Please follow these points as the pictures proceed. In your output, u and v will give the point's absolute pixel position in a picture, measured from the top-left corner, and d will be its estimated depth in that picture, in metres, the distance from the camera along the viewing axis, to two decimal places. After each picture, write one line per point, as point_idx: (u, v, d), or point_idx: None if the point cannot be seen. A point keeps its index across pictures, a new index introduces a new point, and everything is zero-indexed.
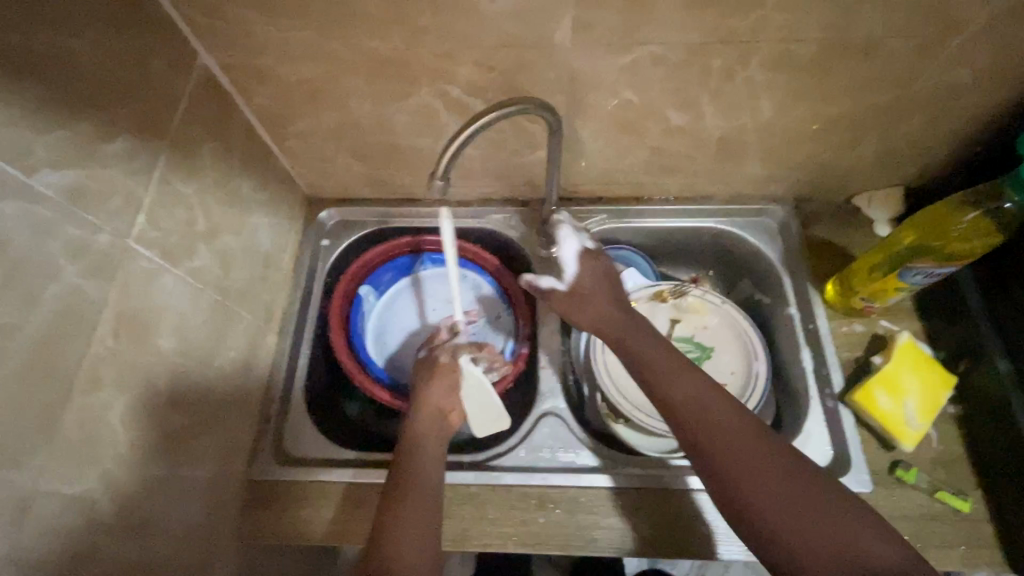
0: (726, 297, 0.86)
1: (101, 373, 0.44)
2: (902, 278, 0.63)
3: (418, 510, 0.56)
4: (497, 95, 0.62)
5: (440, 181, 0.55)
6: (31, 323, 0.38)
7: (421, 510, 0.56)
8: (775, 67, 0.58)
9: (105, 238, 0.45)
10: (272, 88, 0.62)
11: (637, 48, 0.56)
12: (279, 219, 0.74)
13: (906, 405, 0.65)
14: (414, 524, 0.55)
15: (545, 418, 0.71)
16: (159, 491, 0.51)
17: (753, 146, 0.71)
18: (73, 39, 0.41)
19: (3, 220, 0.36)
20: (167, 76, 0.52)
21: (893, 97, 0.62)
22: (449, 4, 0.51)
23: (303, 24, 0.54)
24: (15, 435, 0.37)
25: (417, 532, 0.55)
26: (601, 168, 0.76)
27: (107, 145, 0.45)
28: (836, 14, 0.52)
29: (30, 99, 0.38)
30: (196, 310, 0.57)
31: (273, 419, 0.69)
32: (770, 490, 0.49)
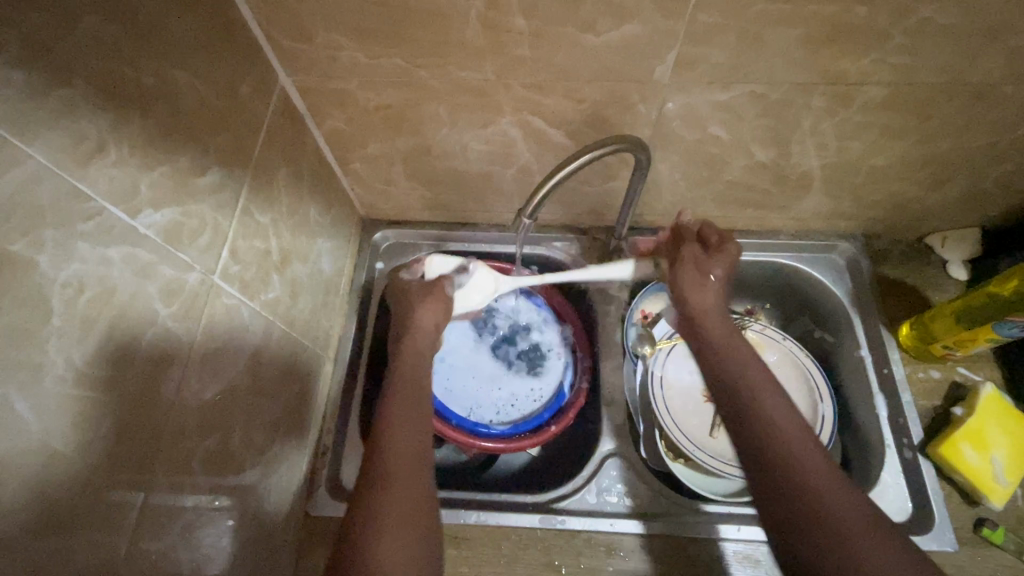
0: (786, 333, 0.83)
1: (185, 418, 0.42)
2: (996, 329, 0.62)
3: (414, 472, 0.42)
4: (582, 128, 0.59)
5: (528, 220, 0.56)
6: (128, 373, 0.36)
7: (419, 473, 0.43)
8: (877, 108, 0.55)
9: (195, 276, 0.42)
10: (348, 112, 0.60)
11: (738, 86, 0.53)
12: (337, 242, 0.72)
13: (993, 460, 0.62)
14: (410, 488, 0.41)
15: (610, 459, 0.68)
16: (227, 535, 0.49)
17: (836, 183, 0.68)
18: (175, 69, 0.39)
19: (109, 266, 0.34)
20: (252, 101, 0.50)
21: (991, 141, 0.60)
22: (553, 38, 0.49)
23: (393, 52, 0.51)
24: (110, 492, 0.35)
25: (414, 494, 0.41)
26: (670, 200, 0.74)
27: (200, 178, 0.43)
28: (953, 60, 0.50)
29: (136, 135, 0.36)
30: (265, 342, 0.54)
31: (328, 452, 0.66)
32: (809, 458, 0.43)
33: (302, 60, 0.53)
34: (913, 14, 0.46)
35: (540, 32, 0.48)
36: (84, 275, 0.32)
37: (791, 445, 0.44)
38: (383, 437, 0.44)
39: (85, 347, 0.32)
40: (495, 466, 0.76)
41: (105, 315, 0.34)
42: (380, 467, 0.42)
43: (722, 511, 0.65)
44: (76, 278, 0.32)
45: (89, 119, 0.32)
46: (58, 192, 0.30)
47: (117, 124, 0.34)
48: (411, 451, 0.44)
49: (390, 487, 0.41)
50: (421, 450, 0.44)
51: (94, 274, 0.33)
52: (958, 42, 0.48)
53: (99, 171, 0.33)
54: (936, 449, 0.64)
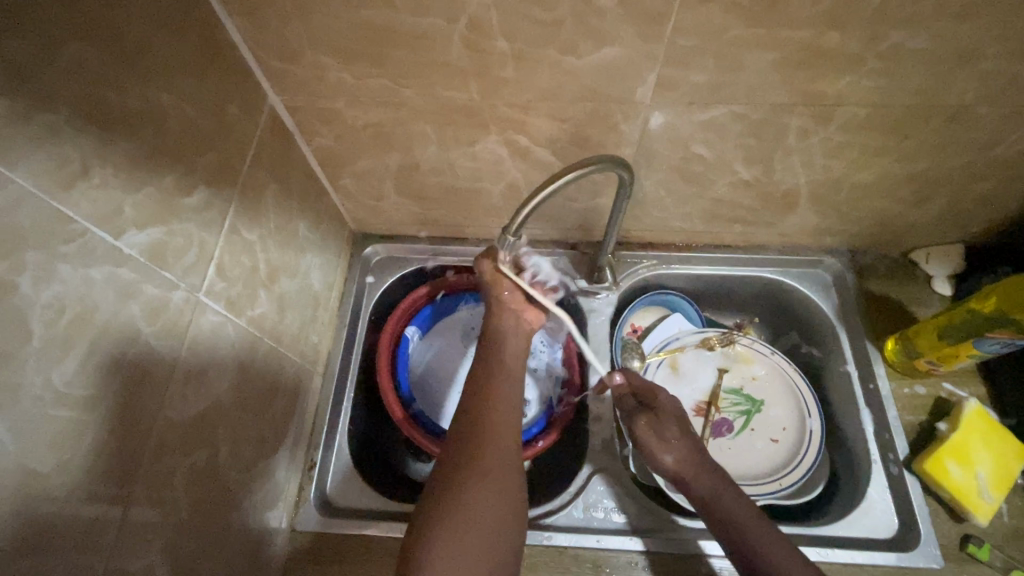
0: (774, 347, 0.84)
1: (169, 435, 0.43)
2: (976, 344, 0.63)
3: (504, 439, 0.50)
4: (567, 146, 0.60)
5: (512, 238, 0.56)
6: (110, 392, 0.36)
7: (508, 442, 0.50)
8: (855, 128, 0.56)
9: (180, 294, 0.43)
10: (336, 130, 0.60)
11: (719, 106, 0.54)
12: (327, 256, 0.72)
13: (977, 476, 0.62)
14: (501, 453, 0.48)
15: (597, 474, 0.68)
16: (210, 553, 0.49)
17: (819, 200, 0.69)
18: (161, 92, 0.40)
19: (92, 286, 0.35)
20: (240, 121, 0.51)
21: (969, 160, 0.61)
22: (536, 60, 0.50)
23: (379, 73, 0.52)
24: (90, 511, 0.35)
25: (504, 460, 0.48)
26: (658, 216, 0.74)
27: (186, 197, 0.43)
28: (927, 83, 0.51)
29: (121, 157, 0.36)
30: (252, 358, 0.55)
31: (316, 467, 0.66)
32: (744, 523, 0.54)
33: (290, 81, 0.54)
34: (886, 39, 0.47)
35: (523, 55, 0.50)
36: (64, 295, 0.33)
37: (761, 540, 0.53)
38: (479, 409, 0.52)
39: (63, 366, 0.33)
40: None
41: (85, 335, 0.34)
42: (476, 431, 0.50)
43: (705, 527, 0.65)
44: (55, 299, 0.32)
45: (72, 143, 0.33)
46: (38, 213, 0.31)
47: (101, 148, 0.35)
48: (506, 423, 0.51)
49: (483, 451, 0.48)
50: (512, 422, 0.52)
51: (75, 294, 0.33)
52: (931, 66, 0.49)
53: (82, 193, 0.34)
54: (922, 464, 0.64)
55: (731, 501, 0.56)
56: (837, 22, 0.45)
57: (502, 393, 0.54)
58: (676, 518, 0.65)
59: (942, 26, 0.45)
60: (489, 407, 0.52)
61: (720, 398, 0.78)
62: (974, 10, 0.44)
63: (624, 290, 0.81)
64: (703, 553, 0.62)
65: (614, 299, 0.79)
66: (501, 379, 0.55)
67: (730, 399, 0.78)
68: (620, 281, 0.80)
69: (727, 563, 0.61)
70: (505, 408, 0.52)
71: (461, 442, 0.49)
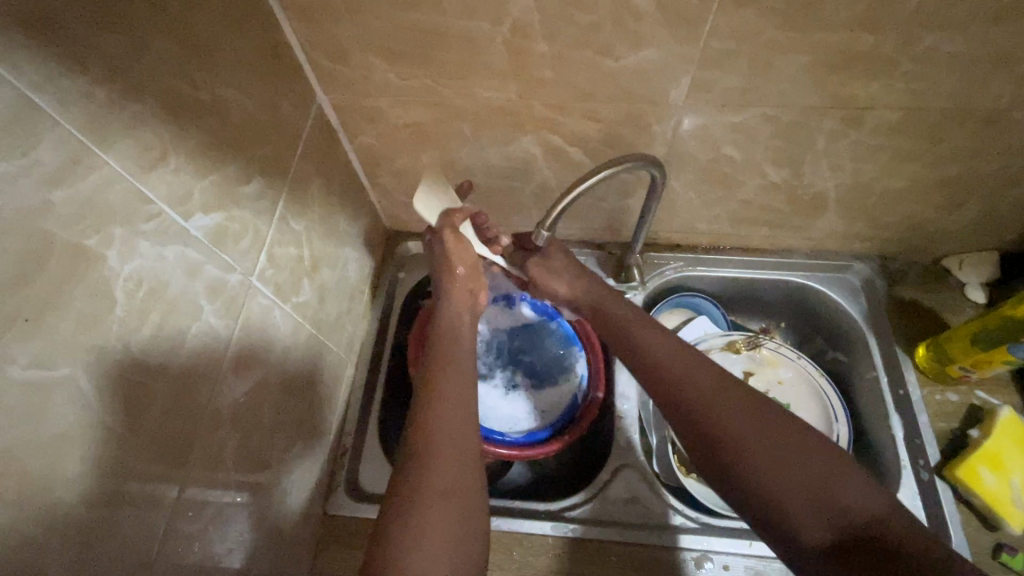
0: (801, 352, 0.84)
1: (222, 408, 0.45)
2: (1011, 350, 0.62)
3: (456, 452, 0.47)
4: (600, 147, 0.62)
5: (547, 232, 0.58)
6: (175, 363, 0.39)
7: (458, 455, 0.47)
8: (887, 132, 0.57)
9: (236, 276, 0.46)
10: (379, 129, 0.63)
11: (752, 108, 0.55)
12: (363, 250, 0.75)
13: (1011, 483, 0.62)
14: (454, 465, 0.46)
15: (620, 470, 0.69)
16: (252, 525, 0.51)
17: (850, 203, 0.69)
18: (226, 86, 0.43)
19: (166, 264, 0.37)
20: (293, 117, 0.54)
21: (1006, 164, 0.61)
22: (574, 62, 0.52)
23: (423, 73, 0.55)
24: (152, 473, 0.37)
25: (457, 474, 0.45)
26: (685, 217, 0.76)
27: (243, 185, 0.46)
28: (961, 86, 0.51)
29: (193, 146, 0.39)
30: (294, 343, 0.57)
31: (348, 452, 0.68)
32: (721, 407, 0.49)
33: (339, 80, 0.57)
34: (922, 42, 0.47)
35: (562, 57, 0.52)
36: (141, 270, 0.35)
37: (734, 422, 0.48)
38: (426, 418, 0.49)
39: (138, 336, 0.35)
40: (509, 474, 0.77)
41: (156, 308, 0.37)
42: (423, 439, 0.47)
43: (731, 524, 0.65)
44: (134, 273, 0.35)
45: (153, 130, 0.36)
46: (125, 194, 0.34)
47: (175, 135, 0.38)
48: (455, 433, 0.48)
49: (433, 466, 0.45)
50: (463, 430, 0.49)
51: (151, 270, 0.36)
52: (965, 69, 0.49)
53: (160, 176, 0.36)
54: (954, 471, 0.63)
55: (727, 409, 0.49)
56: (871, 26, 0.46)
57: (449, 400, 0.50)
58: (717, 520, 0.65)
59: (978, 30, 0.46)
60: (434, 417, 0.49)
61: None
62: (1012, 13, 0.44)
63: (651, 291, 0.82)
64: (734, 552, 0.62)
65: (640, 299, 0.80)
66: (446, 386, 0.52)
67: None
68: (648, 282, 0.81)
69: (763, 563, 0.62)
70: (454, 417, 0.49)
71: (411, 457, 0.46)
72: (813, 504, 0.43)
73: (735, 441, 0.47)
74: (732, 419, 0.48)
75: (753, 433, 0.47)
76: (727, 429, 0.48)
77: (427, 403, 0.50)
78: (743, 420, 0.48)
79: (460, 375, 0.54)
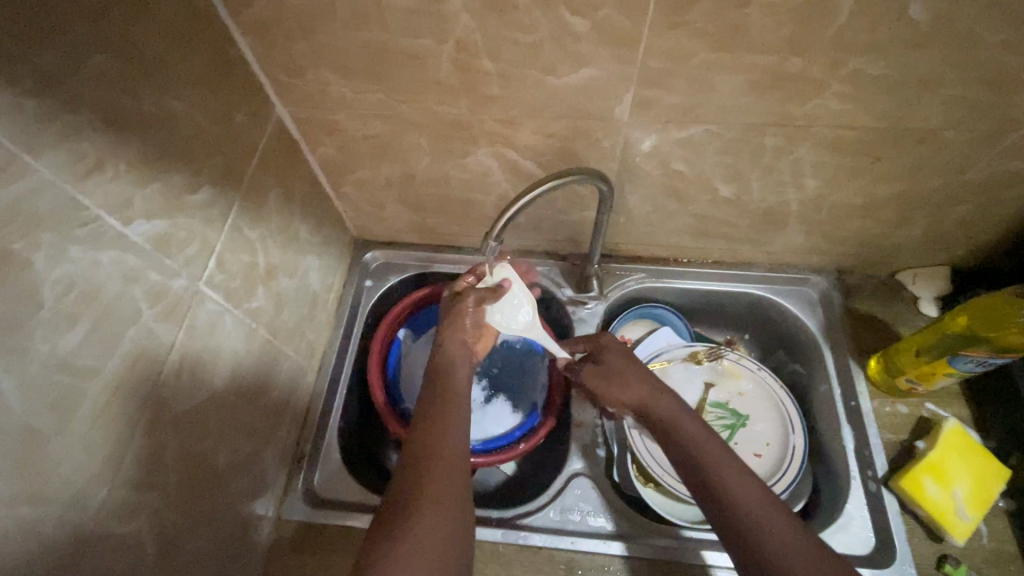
0: (762, 364, 0.85)
1: (162, 412, 0.46)
2: (952, 363, 0.63)
3: (451, 468, 0.50)
4: (553, 160, 0.64)
5: (493, 242, 0.60)
6: (110, 365, 0.40)
7: (453, 471, 0.50)
8: (826, 150, 0.59)
9: (181, 282, 0.47)
10: (337, 140, 0.65)
11: (693, 125, 0.57)
12: (327, 259, 0.77)
13: (954, 494, 0.62)
14: (448, 480, 0.49)
15: (575, 478, 0.70)
16: (198, 530, 0.51)
17: (801, 218, 0.71)
18: (172, 99, 0.45)
19: (101, 269, 0.39)
20: (247, 128, 0.55)
21: (945, 182, 0.62)
22: (520, 79, 0.54)
23: (376, 87, 0.57)
24: (83, 474, 0.38)
25: (449, 488, 0.49)
26: (644, 230, 0.77)
27: (190, 195, 0.48)
28: (892, 106, 0.53)
29: (133, 155, 0.41)
30: (247, 348, 0.58)
31: (306, 458, 0.69)
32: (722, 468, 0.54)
33: (295, 94, 0.59)
34: (848, 65, 0.49)
35: (507, 73, 0.53)
36: (72, 274, 0.36)
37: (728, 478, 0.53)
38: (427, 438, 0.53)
39: (68, 338, 0.36)
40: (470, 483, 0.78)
41: (90, 312, 0.38)
42: (423, 457, 0.51)
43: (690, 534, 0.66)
44: (65, 278, 0.36)
45: (89, 141, 0.37)
46: (56, 201, 0.35)
47: (114, 145, 0.39)
48: (452, 452, 0.52)
49: (429, 479, 0.49)
50: (458, 451, 0.52)
51: (83, 275, 0.37)
52: (893, 91, 0.51)
53: (96, 185, 0.38)
54: (900, 482, 0.64)
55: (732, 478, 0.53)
56: (798, 48, 0.48)
57: (447, 420, 0.55)
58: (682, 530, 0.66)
59: (900, 54, 0.48)
60: (434, 436, 0.53)
61: (706, 411, 0.80)
62: (929, 39, 0.46)
63: (612, 301, 0.83)
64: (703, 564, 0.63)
65: (601, 309, 0.82)
66: (449, 409, 0.56)
67: (716, 412, 0.80)
68: (609, 293, 0.83)
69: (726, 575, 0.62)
70: (452, 437, 0.53)
71: (410, 471, 0.50)
72: (809, 563, 0.45)
73: (741, 511, 0.50)
74: (737, 490, 0.52)
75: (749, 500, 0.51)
76: (733, 497, 0.51)
77: (430, 424, 0.54)
78: (740, 483, 0.52)
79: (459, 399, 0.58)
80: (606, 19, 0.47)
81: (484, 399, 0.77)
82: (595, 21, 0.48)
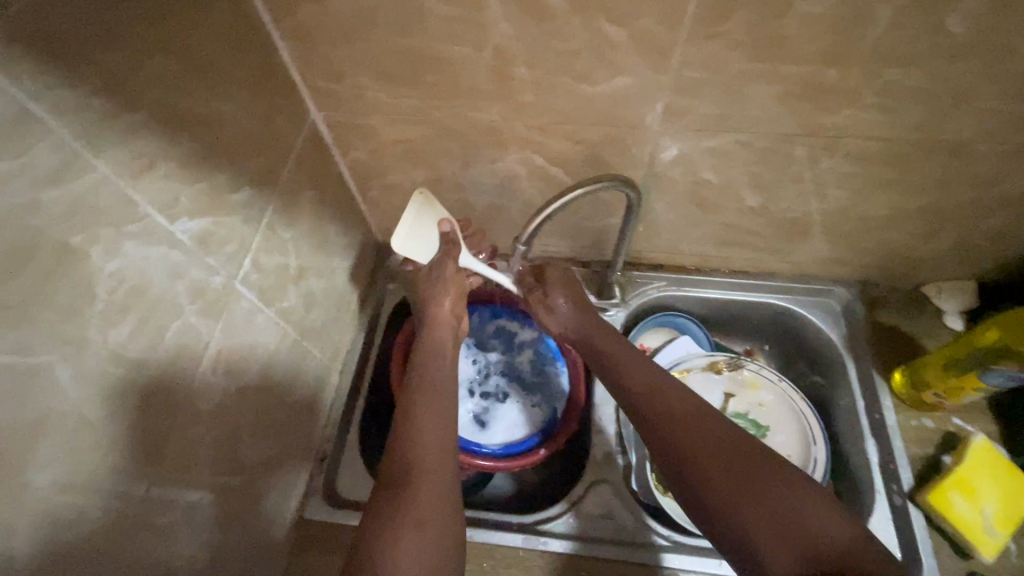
0: (783, 375, 0.85)
1: (197, 407, 0.46)
2: (981, 377, 0.62)
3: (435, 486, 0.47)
4: (582, 167, 0.64)
5: (523, 245, 0.60)
6: (154, 359, 0.41)
7: (439, 489, 0.47)
8: (858, 161, 0.59)
9: (220, 280, 0.48)
10: (370, 145, 0.66)
11: (725, 134, 0.58)
12: (353, 262, 0.78)
13: (983, 511, 0.62)
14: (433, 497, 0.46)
15: (595, 486, 0.70)
16: (226, 525, 0.52)
17: (828, 229, 0.71)
18: (220, 101, 0.46)
19: (150, 264, 0.40)
20: (285, 131, 0.57)
21: (976, 195, 0.62)
22: (555, 87, 0.55)
23: (410, 93, 0.58)
24: (124, 466, 0.38)
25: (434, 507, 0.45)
26: (668, 238, 0.77)
27: (232, 194, 0.49)
28: (926, 118, 0.53)
29: (183, 155, 0.42)
30: (278, 346, 0.59)
31: (328, 458, 0.69)
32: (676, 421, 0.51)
33: (332, 98, 0.60)
34: (883, 76, 0.49)
35: (542, 81, 0.54)
36: (125, 269, 0.37)
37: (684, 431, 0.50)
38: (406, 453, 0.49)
39: (118, 329, 0.37)
40: (490, 487, 0.78)
41: (137, 306, 0.38)
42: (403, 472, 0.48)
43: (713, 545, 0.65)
44: (118, 272, 0.37)
45: (145, 140, 0.38)
46: (114, 197, 0.36)
47: (167, 145, 0.40)
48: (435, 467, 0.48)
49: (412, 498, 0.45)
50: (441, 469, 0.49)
51: (133, 270, 0.38)
52: (927, 103, 0.52)
53: (149, 182, 0.39)
54: (927, 497, 0.63)
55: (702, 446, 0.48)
56: (834, 60, 0.48)
57: (427, 431, 0.51)
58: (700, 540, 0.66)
59: (936, 66, 0.48)
60: (414, 449, 0.50)
61: None
62: (965, 52, 0.46)
63: (633, 309, 0.83)
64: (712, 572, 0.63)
65: (622, 316, 0.82)
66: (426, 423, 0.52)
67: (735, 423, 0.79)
68: (631, 300, 0.83)
69: None
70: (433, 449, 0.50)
71: (391, 489, 0.46)
72: (779, 532, 0.41)
73: (713, 481, 0.45)
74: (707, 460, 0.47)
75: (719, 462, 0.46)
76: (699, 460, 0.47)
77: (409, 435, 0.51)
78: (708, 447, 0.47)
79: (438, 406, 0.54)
80: (644, 28, 0.48)
81: (502, 403, 0.78)
82: (633, 30, 0.48)
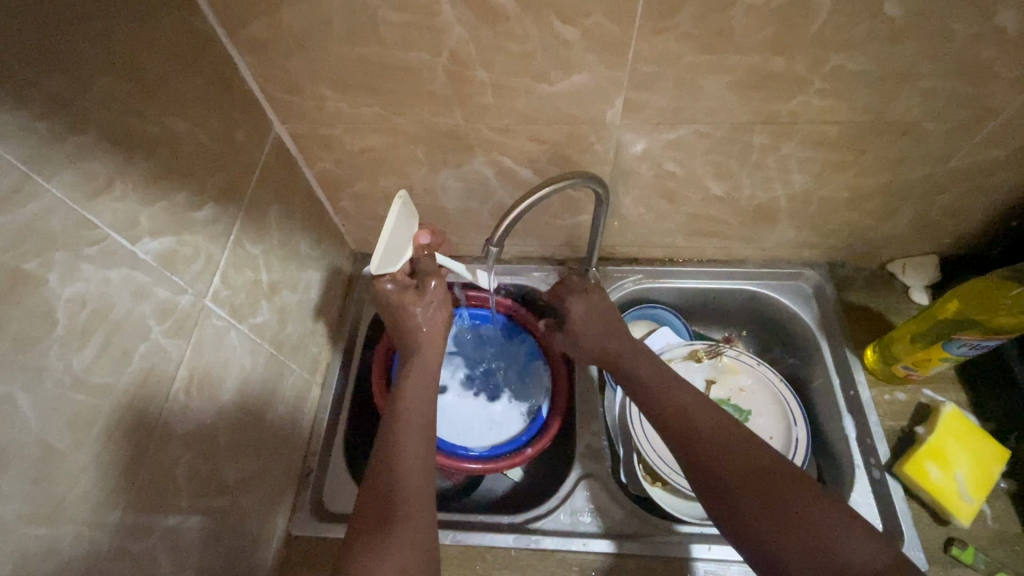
0: (761, 359, 0.86)
1: (172, 429, 0.46)
2: (947, 347, 0.65)
3: (412, 530, 0.46)
4: (548, 166, 0.65)
5: (495, 247, 0.60)
6: (122, 383, 0.40)
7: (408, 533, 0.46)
8: (811, 146, 0.61)
9: (188, 298, 0.47)
10: (336, 155, 0.66)
11: (682, 126, 0.59)
12: (328, 273, 0.77)
13: (956, 477, 0.63)
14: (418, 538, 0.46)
15: (584, 480, 0.70)
16: (209, 547, 0.51)
17: (791, 213, 0.73)
18: (177, 119, 0.46)
19: (111, 287, 0.39)
20: (247, 146, 0.56)
21: (929, 172, 0.64)
22: (513, 88, 0.55)
23: (372, 101, 0.58)
24: (98, 490, 0.38)
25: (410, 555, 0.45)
26: (639, 232, 0.79)
27: (195, 211, 0.48)
28: (874, 100, 0.55)
29: (141, 174, 0.42)
30: (253, 361, 0.58)
31: (314, 472, 0.68)
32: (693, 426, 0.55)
33: (292, 110, 0.60)
34: (829, 62, 0.51)
35: (501, 83, 0.55)
36: (84, 292, 0.37)
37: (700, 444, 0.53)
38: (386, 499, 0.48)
39: (82, 354, 0.37)
40: (477, 491, 0.78)
41: (101, 329, 0.38)
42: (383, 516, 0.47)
43: (678, 530, 0.65)
44: (77, 297, 0.36)
45: (98, 161, 0.38)
46: (71, 221, 0.36)
47: (121, 165, 0.40)
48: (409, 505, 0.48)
49: (388, 548, 0.45)
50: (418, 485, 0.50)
51: (95, 293, 0.38)
52: (874, 86, 0.53)
53: (106, 204, 0.38)
54: (902, 466, 0.65)
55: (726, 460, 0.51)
56: (781, 48, 0.50)
57: (408, 462, 0.51)
58: (659, 522, 0.66)
59: (878, 49, 0.50)
60: (399, 487, 0.49)
61: None
62: (904, 35, 0.48)
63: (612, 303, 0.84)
64: (680, 556, 0.63)
65: None
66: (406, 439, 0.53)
67: None
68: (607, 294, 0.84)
69: (708, 565, 0.63)
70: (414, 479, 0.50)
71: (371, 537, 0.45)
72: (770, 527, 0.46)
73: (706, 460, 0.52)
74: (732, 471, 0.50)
75: (758, 487, 0.48)
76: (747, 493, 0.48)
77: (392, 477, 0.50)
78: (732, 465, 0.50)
79: (413, 438, 0.54)
80: (595, 26, 0.49)
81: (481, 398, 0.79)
82: (584, 29, 0.49)
